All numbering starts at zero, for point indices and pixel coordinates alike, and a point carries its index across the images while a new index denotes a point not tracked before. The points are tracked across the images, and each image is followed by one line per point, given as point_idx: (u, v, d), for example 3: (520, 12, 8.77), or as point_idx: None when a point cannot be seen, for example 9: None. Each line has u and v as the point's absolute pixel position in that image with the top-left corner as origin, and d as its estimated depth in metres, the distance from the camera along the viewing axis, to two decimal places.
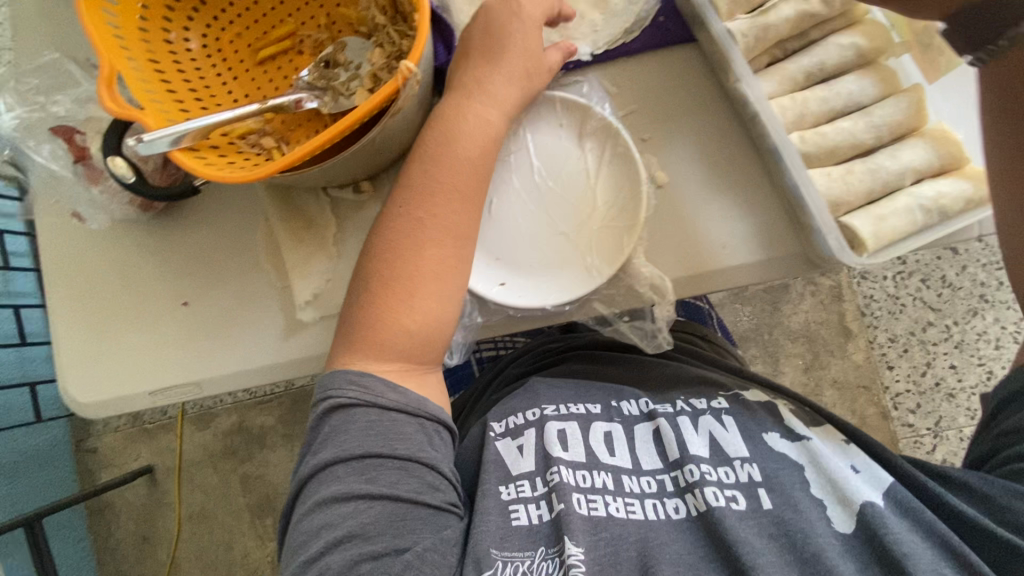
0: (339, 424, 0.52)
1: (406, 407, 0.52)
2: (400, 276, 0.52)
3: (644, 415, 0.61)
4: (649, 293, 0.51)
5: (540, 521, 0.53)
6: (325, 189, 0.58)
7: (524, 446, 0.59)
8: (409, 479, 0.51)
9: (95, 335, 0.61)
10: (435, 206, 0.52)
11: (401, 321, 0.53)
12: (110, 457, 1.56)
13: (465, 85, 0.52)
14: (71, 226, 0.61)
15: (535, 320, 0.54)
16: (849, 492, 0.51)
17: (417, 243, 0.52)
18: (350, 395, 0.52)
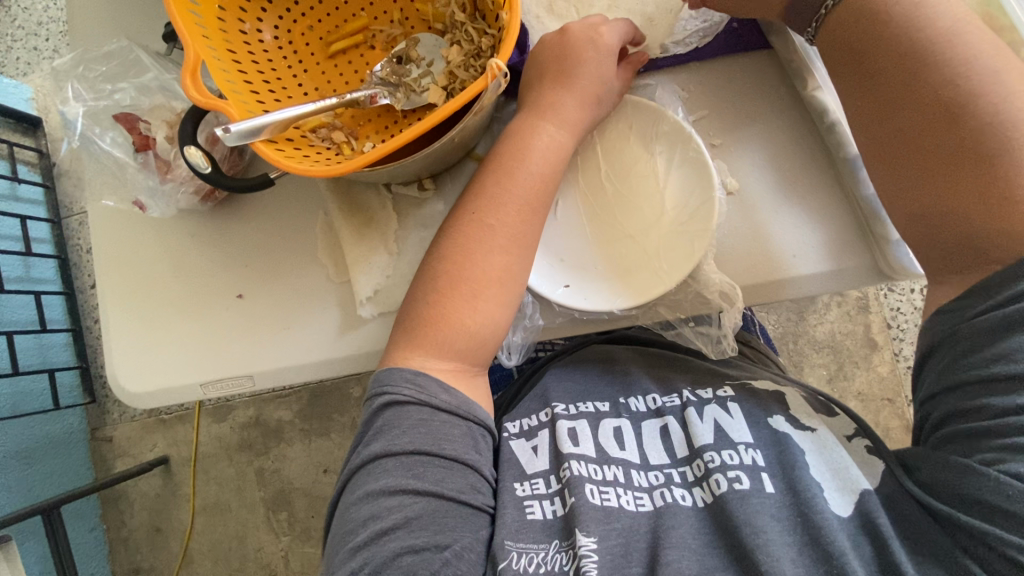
0: (388, 417, 0.51)
1: (456, 409, 0.51)
2: (463, 279, 0.52)
3: (652, 411, 0.59)
4: (720, 301, 0.51)
5: (553, 516, 0.52)
6: (387, 185, 0.58)
7: (538, 446, 0.58)
8: (455, 478, 0.50)
9: (147, 325, 0.61)
10: (502, 213, 0.52)
11: (461, 323, 0.52)
12: (125, 446, 1.53)
13: (537, 104, 0.53)
14: (126, 215, 0.61)
15: (599, 323, 0.54)
16: (853, 479, 0.48)
17: (482, 248, 0.52)
18: (403, 392, 0.51)
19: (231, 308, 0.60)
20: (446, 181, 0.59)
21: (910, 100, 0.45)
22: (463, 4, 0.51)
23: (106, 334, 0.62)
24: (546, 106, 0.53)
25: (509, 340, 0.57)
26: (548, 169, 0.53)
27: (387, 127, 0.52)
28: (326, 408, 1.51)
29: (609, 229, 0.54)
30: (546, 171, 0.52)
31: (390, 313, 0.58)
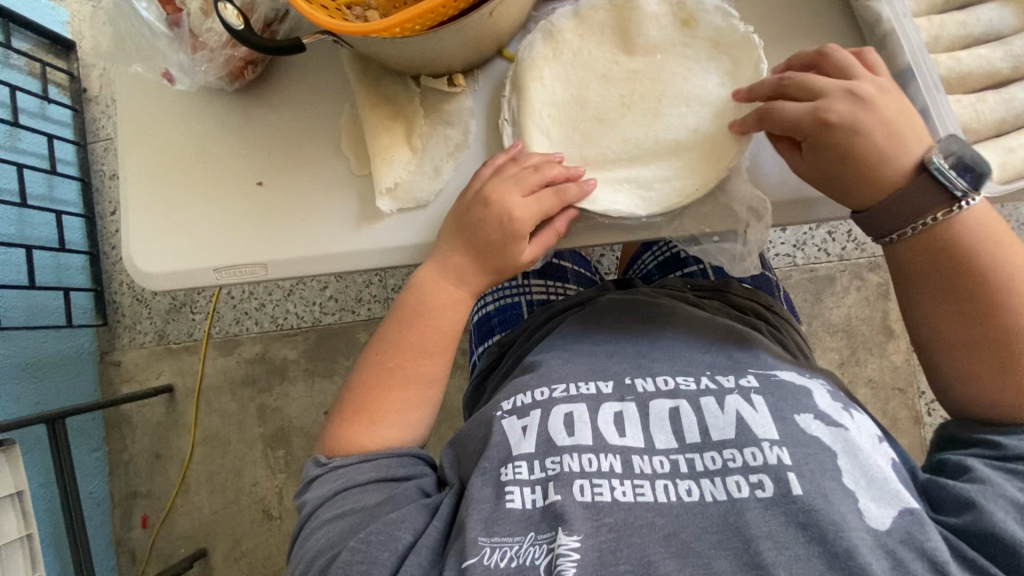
0: (312, 484, 0.56)
1: (365, 454, 0.56)
2: (384, 391, 0.58)
3: (662, 391, 0.54)
4: (747, 216, 0.50)
5: (532, 506, 0.49)
6: (416, 77, 0.57)
7: (528, 427, 0.53)
8: (374, 491, 0.53)
9: (165, 207, 0.61)
10: (415, 334, 0.58)
11: (383, 435, 0.57)
12: (132, 371, 1.55)
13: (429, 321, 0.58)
14: (156, 94, 0.61)
15: (620, 231, 0.53)
16: (890, 492, 0.45)
17: (395, 390, 0.58)
18: (318, 468, 0.57)
19: (248, 196, 0.60)
20: (476, 82, 0.57)
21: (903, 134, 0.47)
22: None
23: (126, 214, 0.62)
24: (432, 315, 0.58)
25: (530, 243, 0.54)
26: (428, 311, 0.58)
27: None
28: (332, 349, 1.50)
29: (642, 130, 0.53)
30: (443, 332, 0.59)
31: (409, 213, 0.58)
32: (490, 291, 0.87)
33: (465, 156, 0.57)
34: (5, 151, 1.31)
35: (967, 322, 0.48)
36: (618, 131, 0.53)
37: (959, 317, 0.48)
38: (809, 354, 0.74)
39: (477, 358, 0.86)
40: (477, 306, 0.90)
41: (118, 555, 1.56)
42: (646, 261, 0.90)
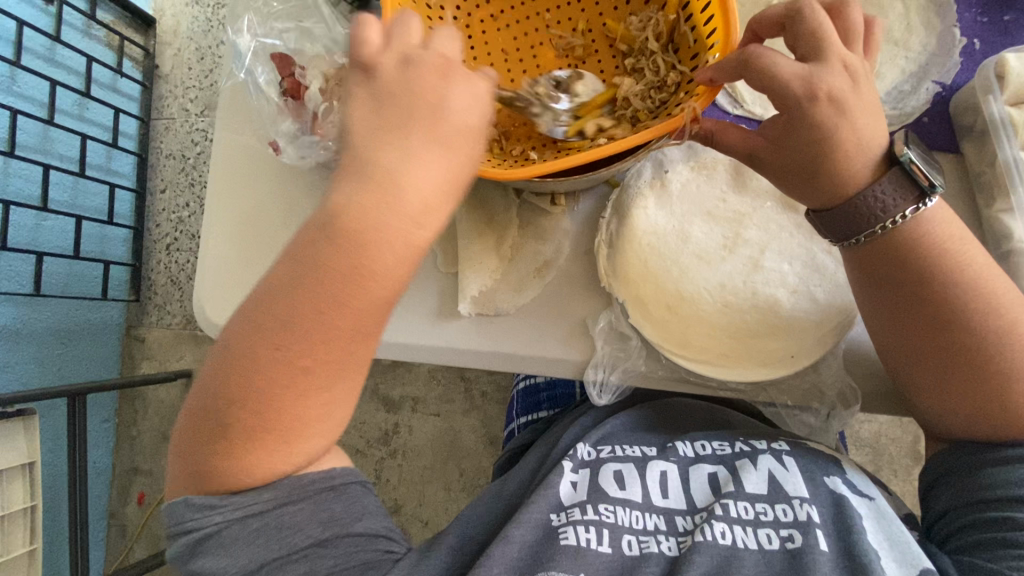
0: (204, 547, 0.44)
1: (286, 500, 0.45)
2: (268, 415, 0.42)
3: (701, 456, 0.55)
4: (835, 399, 0.50)
5: (585, 548, 0.48)
6: (519, 190, 0.57)
7: (579, 482, 0.54)
8: (330, 552, 0.46)
9: (245, 264, 0.62)
10: (342, 314, 0.40)
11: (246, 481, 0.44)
12: (154, 349, 1.55)
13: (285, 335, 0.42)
14: (242, 157, 0.62)
15: (704, 387, 0.52)
16: (914, 554, 0.44)
17: (304, 394, 0.42)
18: (213, 521, 0.44)
19: None
20: (577, 201, 0.57)
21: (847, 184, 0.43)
22: (659, 30, 0.49)
23: (199, 293, 0.62)
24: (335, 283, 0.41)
25: (604, 377, 0.53)
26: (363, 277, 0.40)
27: (533, 137, 0.51)
28: None
29: (739, 277, 0.51)
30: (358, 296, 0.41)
31: (487, 319, 0.56)
32: None
33: (552, 275, 0.56)
34: (71, 119, 1.32)
35: (929, 349, 0.45)
36: (715, 272, 0.51)
37: (917, 333, 0.45)
38: None
39: (516, 429, 0.86)
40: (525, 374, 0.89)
41: (110, 527, 1.57)
42: None
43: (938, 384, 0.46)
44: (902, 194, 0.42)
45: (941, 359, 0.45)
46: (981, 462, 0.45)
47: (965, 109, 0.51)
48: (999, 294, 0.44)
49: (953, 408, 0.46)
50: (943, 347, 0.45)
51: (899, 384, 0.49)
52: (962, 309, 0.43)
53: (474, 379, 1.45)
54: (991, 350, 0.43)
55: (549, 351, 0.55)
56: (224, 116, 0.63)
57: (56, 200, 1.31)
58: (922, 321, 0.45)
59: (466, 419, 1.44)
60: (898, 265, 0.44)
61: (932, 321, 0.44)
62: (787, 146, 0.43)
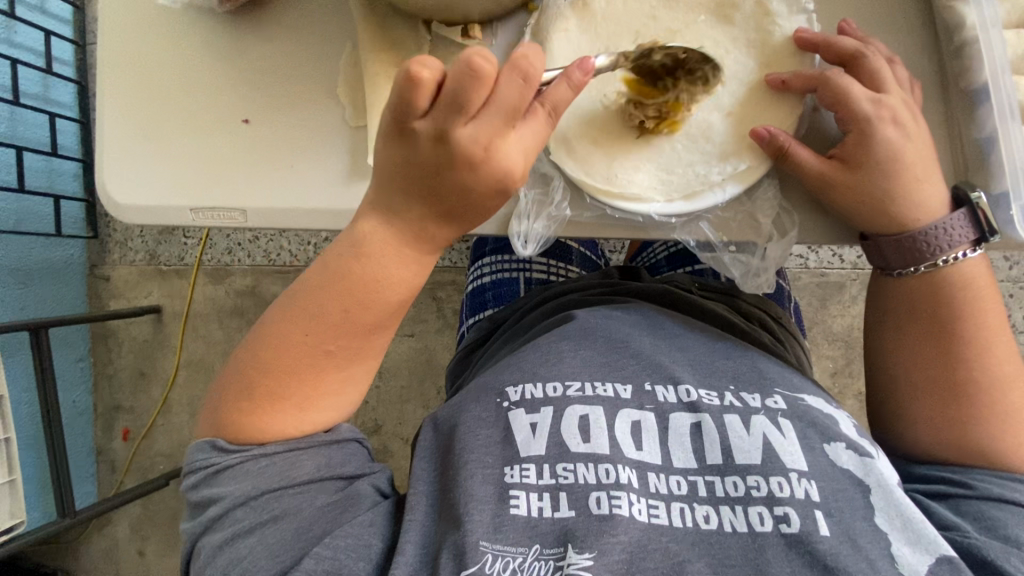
0: (221, 478, 0.46)
1: (296, 444, 0.46)
2: (308, 382, 0.46)
3: (683, 403, 0.50)
4: (772, 229, 0.47)
5: (540, 515, 0.45)
6: (428, 23, 0.51)
7: (538, 426, 0.49)
8: (319, 496, 0.46)
9: (143, 138, 0.56)
10: (364, 314, 0.46)
11: (314, 419, 0.48)
12: (121, 289, 1.49)
13: (356, 356, 0.48)
14: (134, 16, 0.57)
15: (628, 228, 0.49)
16: (928, 537, 0.41)
17: (337, 372, 0.47)
18: (230, 455, 0.46)
19: (238, 135, 0.55)
20: (494, 35, 0.51)
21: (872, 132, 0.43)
22: None
23: (98, 172, 0.57)
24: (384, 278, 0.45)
25: (529, 225, 0.49)
26: (374, 296, 0.45)
27: None
28: None
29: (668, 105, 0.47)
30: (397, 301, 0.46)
31: None
32: (490, 262, 0.82)
33: None
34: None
35: (954, 384, 0.47)
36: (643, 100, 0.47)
37: (921, 339, 0.49)
38: (807, 370, 0.69)
39: (467, 329, 0.83)
40: (475, 275, 0.84)
41: (99, 463, 1.58)
42: (656, 250, 0.82)
43: (919, 401, 0.49)
44: (960, 239, 0.45)
45: (941, 373, 0.48)
46: (936, 441, 0.48)
47: None
48: (1004, 338, 0.48)
49: (937, 418, 0.48)
50: (927, 365, 0.49)
51: (897, 396, 0.51)
52: (934, 285, 0.47)
53: (446, 298, 1.41)
54: (974, 435, 0.46)
55: (477, 228, 0.50)
56: None
57: None
58: (951, 387, 0.47)
59: (439, 338, 1.42)
60: (888, 307, 0.51)
61: (929, 286, 0.47)
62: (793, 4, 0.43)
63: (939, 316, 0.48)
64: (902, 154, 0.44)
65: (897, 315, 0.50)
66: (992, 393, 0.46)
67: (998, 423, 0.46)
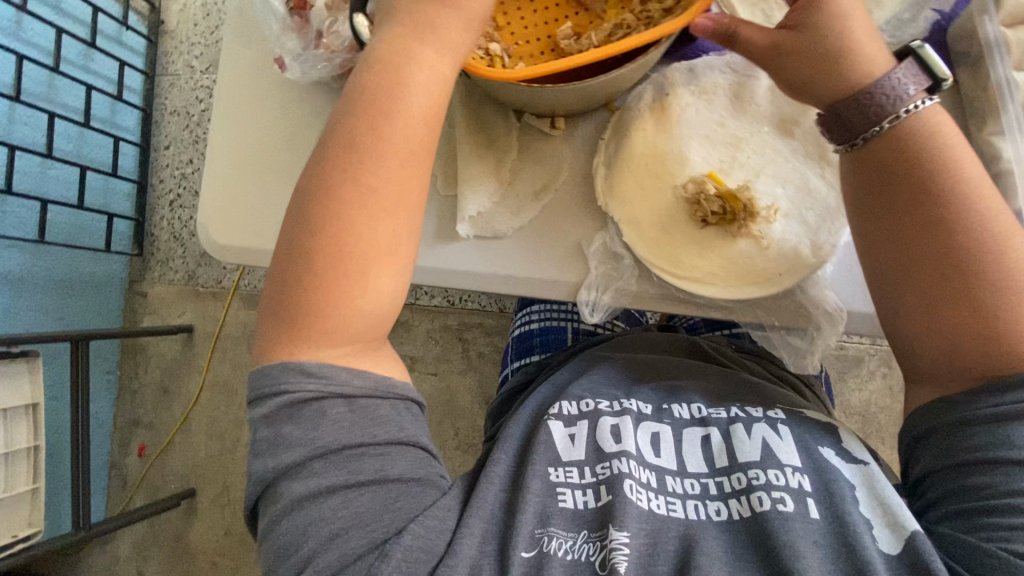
0: (298, 413, 0.44)
1: (373, 391, 0.45)
2: (354, 254, 0.44)
3: (695, 419, 0.55)
4: (822, 319, 0.52)
5: (584, 508, 0.49)
6: (519, 112, 0.57)
7: (576, 436, 0.54)
8: (398, 460, 0.45)
9: (246, 187, 0.62)
10: (379, 221, 0.45)
11: (355, 309, 0.45)
12: (158, 305, 1.48)
13: (342, 238, 0.44)
14: (248, 78, 0.64)
15: (694, 306, 0.54)
16: (905, 519, 0.45)
17: (377, 217, 0.44)
18: (309, 388, 0.44)
19: None
20: (576, 127, 0.58)
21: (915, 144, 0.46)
22: None
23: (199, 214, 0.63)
24: (364, 173, 0.44)
25: (597, 297, 0.54)
26: (380, 199, 0.45)
27: (538, 54, 0.52)
28: None
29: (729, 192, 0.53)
30: (408, 169, 0.45)
31: (485, 242, 0.57)
32: (537, 310, 0.87)
33: (550, 199, 0.57)
34: (77, 69, 1.28)
35: (928, 257, 0.46)
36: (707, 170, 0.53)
37: (892, 229, 0.48)
38: None
39: (510, 374, 0.87)
40: (520, 323, 0.89)
41: (111, 477, 1.54)
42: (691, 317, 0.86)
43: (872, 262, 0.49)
44: (917, 83, 0.46)
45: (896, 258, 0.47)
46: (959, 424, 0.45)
47: (962, 35, 0.52)
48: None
49: (936, 311, 0.46)
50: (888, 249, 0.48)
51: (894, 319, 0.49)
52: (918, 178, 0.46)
53: (472, 339, 1.45)
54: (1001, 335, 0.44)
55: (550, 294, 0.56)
56: (229, 30, 0.64)
57: (61, 150, 1.26)
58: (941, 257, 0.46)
59: (462, 378, 1.44)
60: (865, 210, 0.49)
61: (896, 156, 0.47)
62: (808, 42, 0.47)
63: (925, 192, 0.46)
64: (928, 135, 0.46)
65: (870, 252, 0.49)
66: (1014, 298, 0.44)
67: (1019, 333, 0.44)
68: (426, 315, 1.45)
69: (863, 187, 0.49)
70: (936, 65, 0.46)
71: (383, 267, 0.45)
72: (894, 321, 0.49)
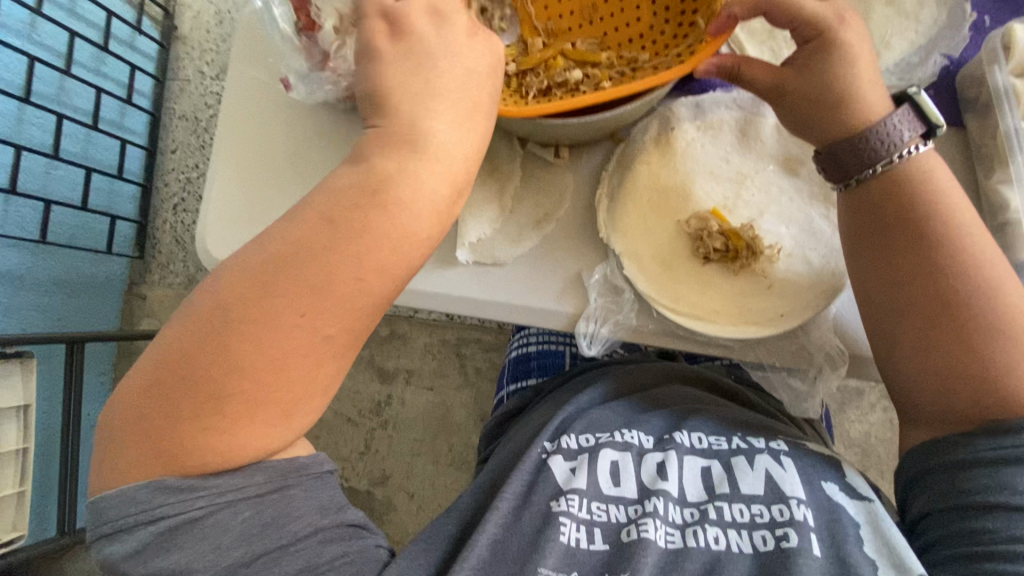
0: (180, 538, 0.40)
1: (283, 484, 0.43)
2: (278, 367, 0.41)
3: (698, 449, 0.54)
4: (823, 362, 0.51)
5: (578, 545, 0.48)
6: (524, 140, 0.57)
7: (577, 468, 0.53)
8: (322, 546, 0.44)
9: (246, 203, 0.62)
10: (313, 312, 0.42)
11: (243, 446, 0.42)
12: (156, 309, 1.48)
13: (271, 317, 0.41)
14: (255, 96, 0.64)
15: (689, 343, 0.53)
16: (910, 561, 0.43)
17: (303, 352, 0.42)
18: (197, 505, 0.41)
19: None
20: (581, 157, 0.58)
21: (901, 185, 0.46)
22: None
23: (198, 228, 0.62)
24: (341, 250, 0.42)
25: (596, 328, 0.53)
26: (320, 310, 0.42)
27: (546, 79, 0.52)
28: None
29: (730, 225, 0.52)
30: (393, 257, 0.43)
31: (484, 268, 0.56)
32: (536, 333, 0.86)
33: (551, 228, 0.56)
34: (88, 72, 1.27)
35: (921, 297, 0.45)
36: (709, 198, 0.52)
37: (888, 261, 0.46)
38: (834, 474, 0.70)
39: (506, 396, 0.86)
40: (518, 343, 0.88)
41: (99, 481, 1.51)
42: None
43: (865, 295, 0.48)
44: (911, 129, 0.46)
45: (891, 293, 0.46)
46: (961, 463, 0.43)
47: (970, 83, 0.52)
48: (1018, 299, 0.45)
49: (930, 351, 0.45)
50: (882, 285, 0.47)
51: (885, 352, 0.48)
52: (908, 208, 0.46)
53: (469, 355, 1.43)
54: (997, 380, 0.43)
55: (548, 321, 0.55)
56: (240, 47, 0.64)
57: (68, 151, 1.25)
58: (933, 299, 0.45)
59: (458, 394, 1.42)
60: (858, 238, 0.48)
61: (892, 187, 0.46)
62: (816, 79, 0.46)
63: (919, 228, 0.46)
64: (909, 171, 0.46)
65: (862, 283, 0.48)
66: (999, 338, 0.44)
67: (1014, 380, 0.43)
68: (424, 328, 1.44)
69: (857, 224, 0.48)
70: (926, 111, 0.46)
71: (280, 429, 0.43)
72: (887, 358, 0.48)
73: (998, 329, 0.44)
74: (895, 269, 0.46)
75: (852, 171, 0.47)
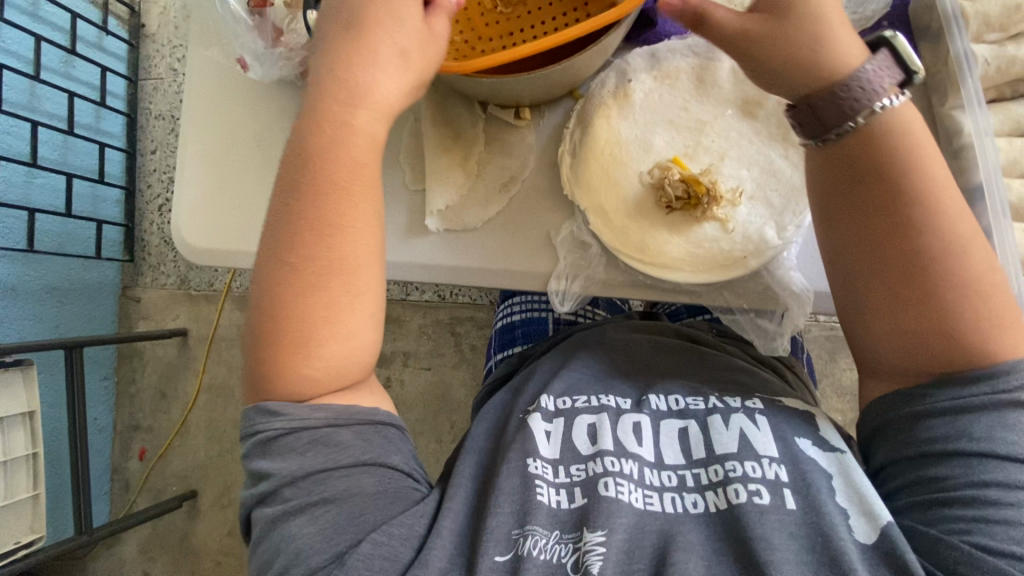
0: (271, 450, 0.47)
1: (336, 421, 0.47)
2: (323, 278, 0.47)
3: (673, 411, 0.55)
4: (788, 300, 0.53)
5: (557, 506, 0.49)
6: (484, 104, 0.57)
7: (552, 433, 0.54)
8: (365, 479, 0.47)
9: (216, 187, 0.62)
10: (332, 221, 0.47)
11: (325, 353, 0.47)
12: (151, 310, 1.49)
13: (306, 254, 0.47)
14: (215, 79, 0.63)
15: (664, 290, 0.54)
16: (879, 509, 0.44)
17: (333, 241, 0.47)
18: (274, 426, 0.47)
19: None
20: (543, 116, 0.58)
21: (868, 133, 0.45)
22: None
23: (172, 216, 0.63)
24: (336, 177, 0.47)
25: (565, 286, 0.54)
26: (338, 220, 0.47)
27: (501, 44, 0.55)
28: None
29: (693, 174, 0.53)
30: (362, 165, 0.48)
31: (454, 234, 0.57)
32: (519, 302, 0.86)
33: (517, 189, 0.57)
34: (58, 77, 1.26)
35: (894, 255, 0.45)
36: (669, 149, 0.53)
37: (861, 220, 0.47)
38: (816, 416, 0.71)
39: (494, 366, 0.87)
40: (503, 313, 0.89)
41: (113, 481, 1.53)
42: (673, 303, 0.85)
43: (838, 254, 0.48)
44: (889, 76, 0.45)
45: (862, 250, 0.47)
46: (922, 413, 0.45)
47: (921, 11, 0.52)
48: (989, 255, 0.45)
49: (901, 309, 0.45)
50: (852, 242, 0.47)
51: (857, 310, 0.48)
52: (884, 163, 0.45)
53: (464, 334, 1.45)
54: (965, 337, 0.44)
55: (521, 283, 0.56)
56: (195, 30, 0.64)
57: (46, 158, 1.25)
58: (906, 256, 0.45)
59: (456, 371, 1.43)
60: (830, 196, 0.48)
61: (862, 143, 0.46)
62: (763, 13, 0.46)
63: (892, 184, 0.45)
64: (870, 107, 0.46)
65: (835, 242, 0.48)
66: (967, 296, 0.44)
67: (983, 336, 0.43)
68: (417, 309, 1.45)
69: (826, 182, 0.48)
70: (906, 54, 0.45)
71: (351, 309, 0.48)
72: (857, 317, 0.48)
73: (969, 286, 0.44)
74: (864, 228, 0.47)
75: (832, 125, 0.46)
